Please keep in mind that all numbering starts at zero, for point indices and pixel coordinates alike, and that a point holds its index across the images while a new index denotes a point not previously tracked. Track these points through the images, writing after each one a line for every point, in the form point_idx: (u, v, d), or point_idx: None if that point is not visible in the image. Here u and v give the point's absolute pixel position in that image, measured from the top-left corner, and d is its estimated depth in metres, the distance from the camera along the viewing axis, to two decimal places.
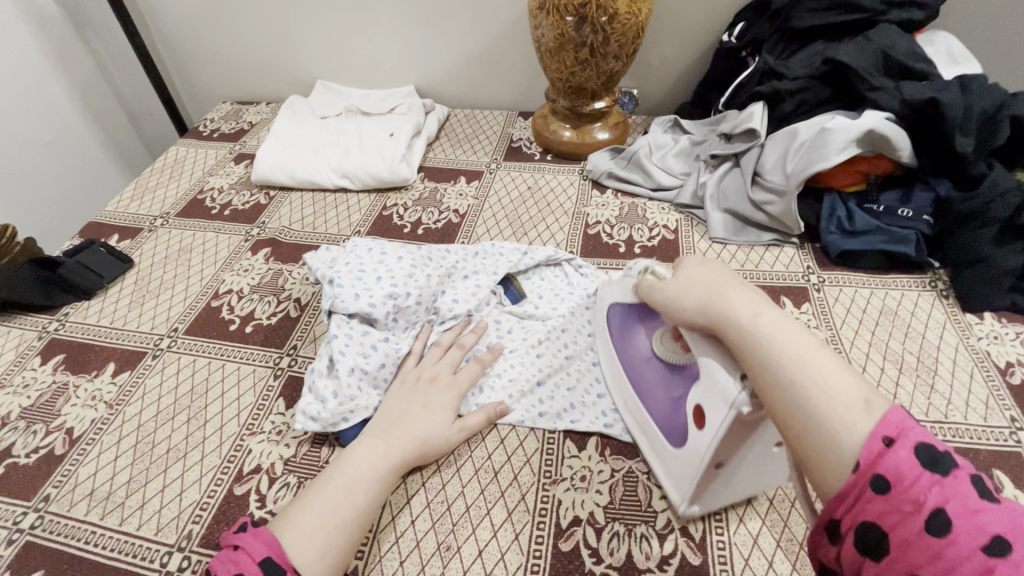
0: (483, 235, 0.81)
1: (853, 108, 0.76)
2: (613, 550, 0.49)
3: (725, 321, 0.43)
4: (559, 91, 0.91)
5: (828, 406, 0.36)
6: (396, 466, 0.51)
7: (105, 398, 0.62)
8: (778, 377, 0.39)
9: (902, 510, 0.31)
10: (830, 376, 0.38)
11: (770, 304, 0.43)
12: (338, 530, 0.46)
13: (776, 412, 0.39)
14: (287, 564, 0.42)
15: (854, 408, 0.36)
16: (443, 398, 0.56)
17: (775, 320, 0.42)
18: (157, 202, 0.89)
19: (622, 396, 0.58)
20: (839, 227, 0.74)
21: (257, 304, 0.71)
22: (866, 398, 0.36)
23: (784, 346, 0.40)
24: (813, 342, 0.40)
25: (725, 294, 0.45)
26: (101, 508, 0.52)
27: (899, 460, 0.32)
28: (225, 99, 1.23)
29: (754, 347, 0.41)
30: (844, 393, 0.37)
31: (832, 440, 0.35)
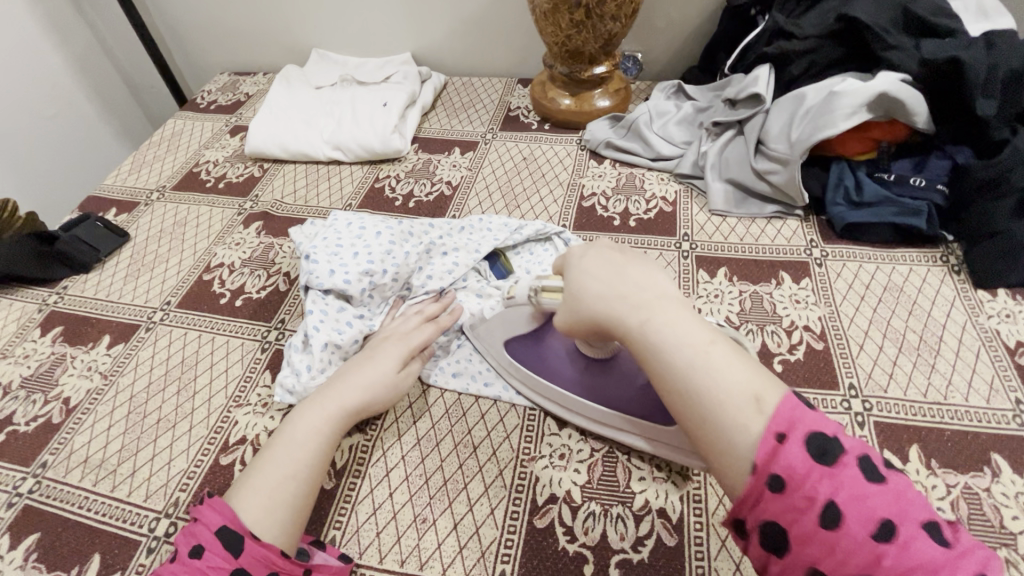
0: (475, 208, 0.80)
1: (868, 70, 0.71)
2: (587, 530, 0.49)
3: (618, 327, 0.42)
4: (556, 56, 0.87)
5: (725, 403, 0.36)
6: (337, 418, 0.52)
7: (100, 368, 0.63)
8: (676, 387, 0.38)
9: (797, 507, 0.32)
10: (721, 371, 0.37)
11: (663, 301, 0.42)
12: (282, 487, 0.47)
13: (679, 415, 0.39)
14: (238, 527, 0.44)
15: (745, 407, 0.35)
16: (391, 348, 0.57)
17: (667, 319, 0.40)
18: (153, 175, 0.90)
19: (577, 409, 0.55)
20: (846, 197, 0.70)
21: (248, 278, 0.72)
22: (759, 390, 0.36)
23: (679, 350, 0.39)
24: (705, 336, 0.39)
25: (623, 293, 0.43)
26: (94, 475, 0.54)
27: (791, 456, 0.33)
28: (222, 69, 1.22)
29: (649, 351, 0.40)
30: (738, 388, 0.36)
31: (726, 440, 0.35)
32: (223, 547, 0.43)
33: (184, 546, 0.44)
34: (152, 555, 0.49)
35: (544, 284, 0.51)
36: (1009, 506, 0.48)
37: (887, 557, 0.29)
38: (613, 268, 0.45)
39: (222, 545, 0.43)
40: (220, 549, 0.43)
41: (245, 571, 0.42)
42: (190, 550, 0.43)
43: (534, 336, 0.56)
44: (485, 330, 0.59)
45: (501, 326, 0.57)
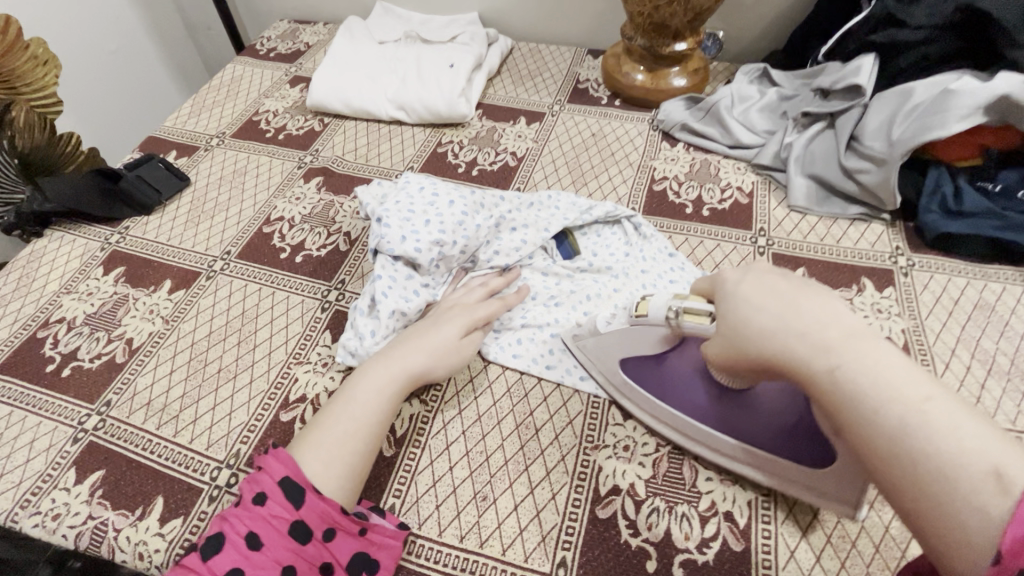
0: (540, 182, 0.77)
1: (985, 69, 0.66)
2: (651, 526, 0.47)
3: (793, 364, 0.36)
4: (638, 27, 0.82)
5: (952, 475, 0.30)
6: (398, 379, 0.51)
7: (162, 313, 0.63)
8: (879, 444, 0.32)
9: None
10: (953, 437, 0.30)
11: (858, 340, 0.35)
12: (343, 441, 0.47)
13: (879, 475, 0.33)
14: (302, 479, 0.44)
15: (980, 482, 0.29)
16: (455, 316, 0.55)
17: (861, 361, 0.34)
18: (213, 120, 0.88)
19: (715, 449, 0.49)
20: (942, 206, 0.66)
21: (308, 235, 0.70)
22: (998, 458, 0.29)
23: (884, 407, 0.32)
24: (922, 388, 0.33)
25: (801, 327, 0.37)
26: (157, 418, 0.55)
27: None
28: (281, 16, 1.19)
29: (845, 400, 0.34)
30: (970, 456, 0.30)
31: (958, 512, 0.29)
32: (284, 497, 0.43)
33: (247, 491, 0.44)
34: (214, 503, 0.49)
35: (687, 303, 0.46)
36: None
37: None
38: (784, 296, 0.39)
39: (283, 495, 0.43)
40: (281, 499, 0.43)
41: (305, 524, 0.43)
42: (253, 496, 0.43)
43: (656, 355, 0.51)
44: (595, 345, 0.54)
45: (619, 342, 0.52)
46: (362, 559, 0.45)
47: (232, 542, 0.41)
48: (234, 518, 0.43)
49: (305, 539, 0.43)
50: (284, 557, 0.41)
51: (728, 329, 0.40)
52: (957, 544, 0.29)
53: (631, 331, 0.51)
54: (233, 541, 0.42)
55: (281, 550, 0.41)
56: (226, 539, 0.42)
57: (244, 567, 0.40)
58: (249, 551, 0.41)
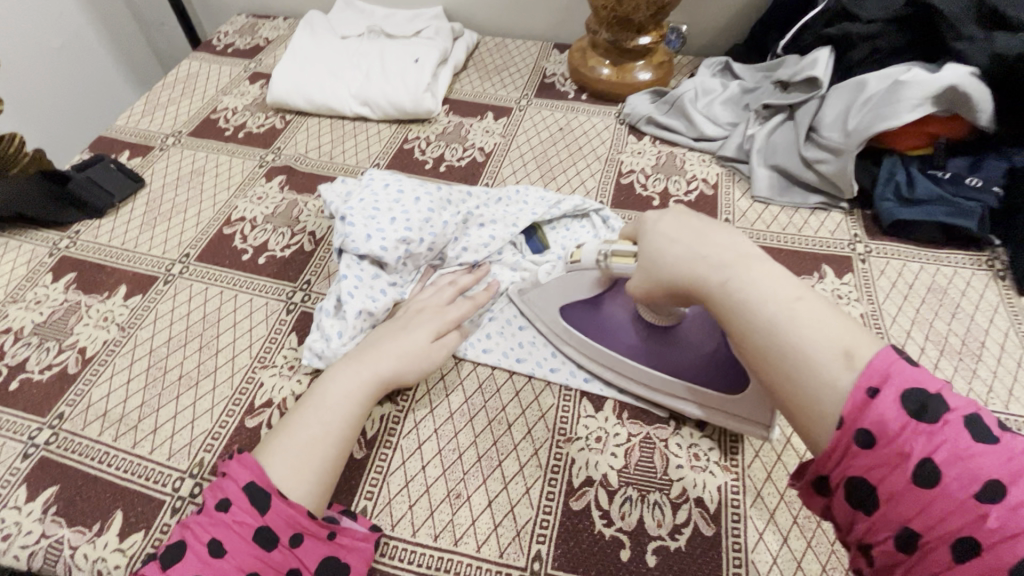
0: (509, 177, 0.76)
1: (933, 61, 0.69)
2: (624, 515, 0.48)
3: (699, 285, 0.44)
4: (602, 22, 0.83)
5: (812, 359, 0.37)
6: (369, 384, 0.50)
7: (117, 320, 0.61)
8: (759, 343, 0.39)
9: (889, 463, 0.32)
10: (811, 328, 0.38)
11: (750, 262, 0.43)
12: (311, 446, 0.46)
13: (761, 371, 0.40)
14: (267, 484, 0.43)
15: (833, 362, 0.36)
16: (426, 320, 0.55)
17: (748, 277, 0.42)
18: (168, 119, 0.85)
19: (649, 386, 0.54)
20: (896, 193, 0.68)
21: (271, 235, 0.68)
22: (849, 344, 0.36)
23: (762, 311, 0.40)
24: (792, 292, 0.40)
25: (706, 255, 0.44)
26: (115, 429, 0.52)
27: (885, 409, 0.33)
28: (239, 11, 1.15)
29: (736, 312, 0.41)
30: (826, 347, 0.37)
31: (813, 390, 0.36)
32: (248, 502, 0.42)
33: (211, 498, 0.43)
34: (177, 514, 0.47)
35: (614, 247, 0.52)
36: None
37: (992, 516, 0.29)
38: (694, 232, 0.46)
39: (247, 500, 0.42)
40: (246, 504, 0.42)
41: (271, 529, 0.42)
42: (216, 503, 0.42)
43: (592, 300, 0.56)
44: (539, 295, 0.58)
45: (559, 290, 0.56)
46: (331, 565, 0.43)
47: (194, 551, 0.40)
48: (196, 526, 0.42)
49: (270, 545, 0.42)
50: (248, 563, 0.40)
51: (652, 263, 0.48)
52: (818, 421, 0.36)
53: (574, 276, 0.56)
54: (194, 550, 0.40)
55: (245, 556, 0.40)
56: (188, 547, 0.40)
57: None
58: (211, 559, 0.40)
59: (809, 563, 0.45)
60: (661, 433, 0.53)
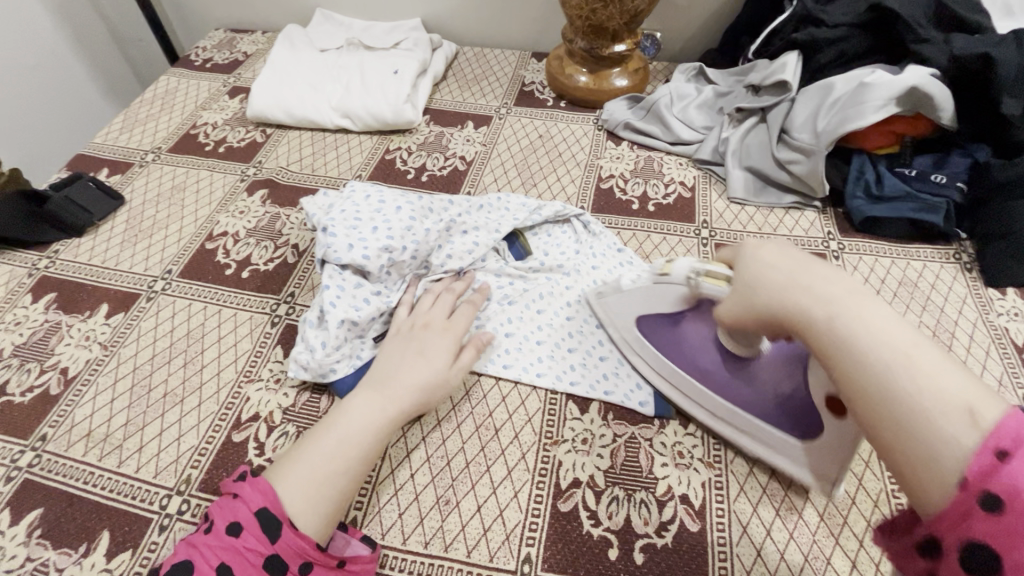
0: (490, 185, 0.77)
1: (896, 63, 0.71)
2: (611, 515, 0.49)
3: (795, 315, 0.38)
4: (577, 30, 0.84)
5: (929, 414, 0.30)
6: (391, 414, 0.49)
7: (99, 338, 0.60)
8: (862, 388, 0.33)
9: (1017, 531, 0.25)
10: (934, 378, 0.31)
11: (864, 298, 0.36)
12: (328, 480, 0.45)
13: (862, 420, 0.33)
14: (282, 516, 0.42)
15: (955, 417, 0.29)
16: (439, 341, 0.54)
17: (850, 308, 0.35)
18: (147, 135, 0.85)
19: (715, 413, 0.52)
20: (866, 191, 0.70)
21: (254, 249, 0.69)
22: (974, 401, 0.29)
23: (870, 347, 0.33)
24: (911, 337, 0.33)
25: (810, 284, 0.38)
26: (99, 449, 0.52)
27: (1018, 472, 0.26)
28: (217, 25, 1.15)
29: (839, 349, 0.35)
30: (946, 398, 0.30)
31: (929, 449, 0.29)
32: (260, 529, 0.42)
33: (220, 520, 0.42)
34: (165, 533, 0.47)
35: (708, 267, 0.49)
36: None
37: None
38: (797, 260, 0.41)
39: (259, 526, 0.42)
40: (257, 531, 0.42)
41: (280, 558, 0.41)
42: (226, 526, 0.42)
43: (673, 318, 0.54)
44: (616, 302, 0.58)
45: (641, 299, 0.55)
46: None
47: (201, 571, 0.40)
48: (203, 544, 0.41)
49: (278, 574, 0.41)
50: None
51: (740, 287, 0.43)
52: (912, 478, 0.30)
53: (653, 289, 0.54)
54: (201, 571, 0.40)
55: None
56: (194, 569, 0.40)
57: None
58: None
59: (792, 554, 0.46)
60: (646, 433, 0.54)
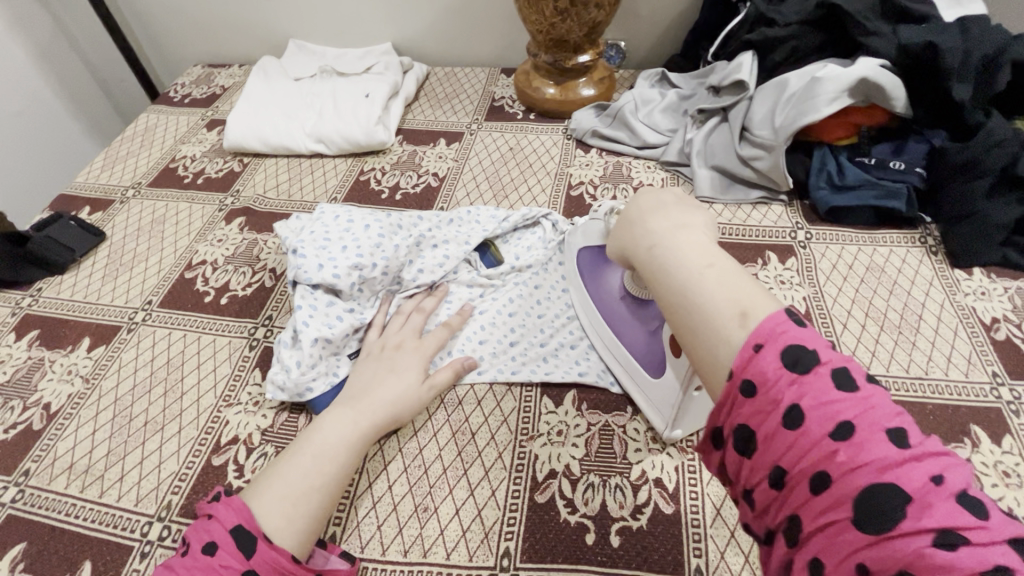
0: (462, 199, 0.79)
1: (848, 56, 0.73)
2: (587, 501, 0.49)
3: (636, 254, 0.43)
4: (540, 45, 0.87)
5: (711, 320, 0.35)
6: (368, 433, 0.50)
7: (81, 372, 0.61)
8: (671, 303, 0.38)
9: (764, 411, 0.30)
10: (721, 290, 0.36)
11: (684, 231, 0.41)
12: (307, 496, 0.46)
13: (676, 333, 0.38)
14: (258, 531, 0.43)
15: (729, 319, 0.34)
16: (410, 357, 0.56)
17: (672, 239, 0.40)
18: (128, 171, 0.87)
19: (604, 342, 0.58)
20: (829, 181, 0.72)
21: (232, 275, 0.70)
22: (748, 304, 0.34)
23: (678, 271, 0.38)
24: (710, 260, 0.38)
25: (649, 222, 0.43)
26: (81, 481, 0.53)
27: (765, 364, 0.31)
28: (195, 61, 1.18)
29: (659, 273, 0.40)
30: (725, 306, 0.35)
31: (710, 349, 0.34)
32: (234, 546, 0.42)
33: (196, 541, 0.42)
34: (146, 559, 0.48)
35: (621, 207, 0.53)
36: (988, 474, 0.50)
37: (841, 452, 0.28)
38: (656, 201, 0.45)
39: (234, 543, 0.42)
40: (232, 548, 0.42)
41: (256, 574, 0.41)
42: (201, 546, 0.42)
43: (601, 253, 0.58)
44: (570, 237, 0.63)
45: (582, 234, 0.61)
46: None
47: None
48: (180, 567, 0.41)
49: None
50: None
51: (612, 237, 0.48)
52: (705, 369, 0.35)
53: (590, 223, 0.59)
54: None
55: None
56: None
57: None
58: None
59: None
60: (619, 420, 0.54)
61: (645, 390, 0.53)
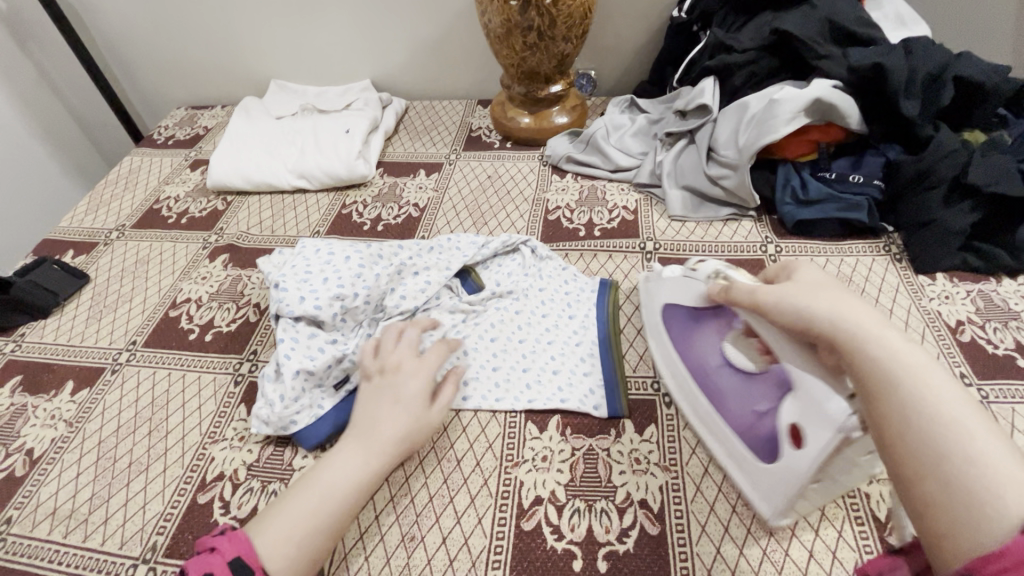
0: (443, 228, 0.81)
1: (803, 78, 0.77)
2: (573, 527, 0.50)
3: (851, 355, 0.39)
4: (513, 77, 0.90)
5: (976, 470, 0.32)
6: (374, 475, 0.49)
7: (64, 416, 0.61)
8: (910, 430, 0.35)
9: None
10: (981, 437, 0.33)
11: (913, 350, 0.38)
12: (308, 530, 0.45)
13: (901, 464, 0.35)
14: (257, 564, 0.43)
15: (1007, 479, 0.31)
16: (406, 380, 0.54)
17: (889, 349, 0.38)
18: (112, 214, 0.88)
19: (700, 412, 0.54)
20: (794, 197, 0.75)
21: (216, 312, 0.71)
22: (1020, 468, 0.31)
23: (921, 399, 0.35)
24: (955, 396, 0.35)
25: (864, 323, 0.39)
26: (65, 526, 0.52)
27: None
28: (178, 103, 1.21)
29: (887, 390, 0.36)
30: (994, 460, 0.32)
31: (984, 504, 0.31)
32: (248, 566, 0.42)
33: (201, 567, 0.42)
34: None
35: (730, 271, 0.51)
36: None
37: None
38: (854, 301, 0.42)
39: (244, 566, 0.42)
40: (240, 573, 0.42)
41: None
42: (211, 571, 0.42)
43: (694, 315, 0.55)
44: (653, 291, 0.60)
45: (669, 288, 0.57)
46: None
47: None
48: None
49: None
50: None
51: (767, 318, 0.44)
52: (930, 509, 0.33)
53: (684, 282, 0.55)
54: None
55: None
56: None
57: None
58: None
59: (750, 548, 0.47)
60: (603, 443, 0.55)
61: (749, 473, 0.48)
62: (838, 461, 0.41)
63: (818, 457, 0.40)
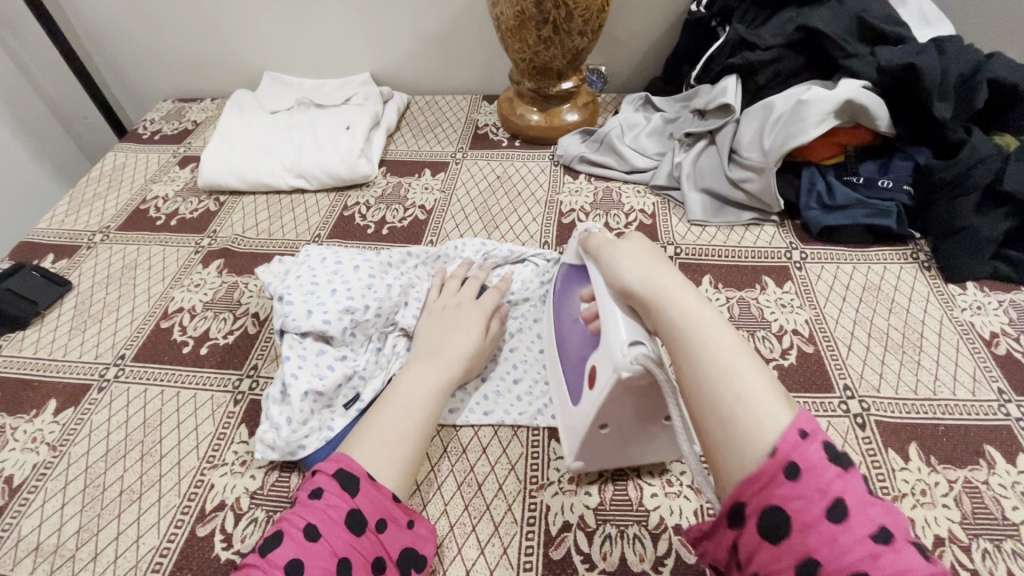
0: (452, 231, 0.77)
1: (829, 77, 0.74)
2: (606, 557, 0.46)
3: (658, 308, 0.43)
4: (523, 73, 0.86)
5: (736, 407, 0.37)
6: (447, 385, 0.52)
7: (47, 439, 0.56)
8: (698, 380, 0.39)
9: (808, 497, 0.32)
10: (746, 379, 0.38)
11: (703, 311, 0.42)
12: (402, 425, 0.48)
13: (689, 407, 0.39)
14: (360, 472, 0.43)
15: (758, 412, 0.36)
16: (470, 313, 0.58)
17: (683, 303, 0.43)
18: (95, 215, 0.82)
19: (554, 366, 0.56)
20: (819, 201, 0.72)
21: (212, 322, 0.66)
22: (774, 405, 0.36)
23: (704, 349, 0.40)
24: (732, 344, 0.40)
25: (666, 286, 0.44)
26: (49, 563, 0.48)
27: (811, 451, 0.33)
28: (164, 97, 1.15)
29: (683, 341, 0.41)
30: (751, 396, 0.37)
31: (752, 429, 0.35)
32: (339, 487, 0.42)
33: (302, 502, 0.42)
34: None
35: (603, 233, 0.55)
36: (1008, 496, 0.49)
37: (884, 556, 0.30)
38: (660, 267, 0.46)
39: (340, 486, 0.42)
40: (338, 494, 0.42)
41: (360, 511, 0.42)
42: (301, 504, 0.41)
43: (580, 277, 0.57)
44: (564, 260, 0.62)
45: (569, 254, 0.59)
46: (411, 556, 0.43)
47: (291, 534, 0.40)
48: (293, 515, 0.41)
49: (360, 529, 0.41)
50: (341, 548, 0.40)
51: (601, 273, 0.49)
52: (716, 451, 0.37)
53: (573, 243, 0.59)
54: (291, 533, 0.40)
55: (340, 502, 0.41)
56: (285, 535, 0.40)
57: (305, 559, 0.38)
58: (321, 500, 0.41)
59: None
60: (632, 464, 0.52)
61: (565, 420, 0.51)
62: (625, 404, 0.44)
63: (603, 396, 0.43)
